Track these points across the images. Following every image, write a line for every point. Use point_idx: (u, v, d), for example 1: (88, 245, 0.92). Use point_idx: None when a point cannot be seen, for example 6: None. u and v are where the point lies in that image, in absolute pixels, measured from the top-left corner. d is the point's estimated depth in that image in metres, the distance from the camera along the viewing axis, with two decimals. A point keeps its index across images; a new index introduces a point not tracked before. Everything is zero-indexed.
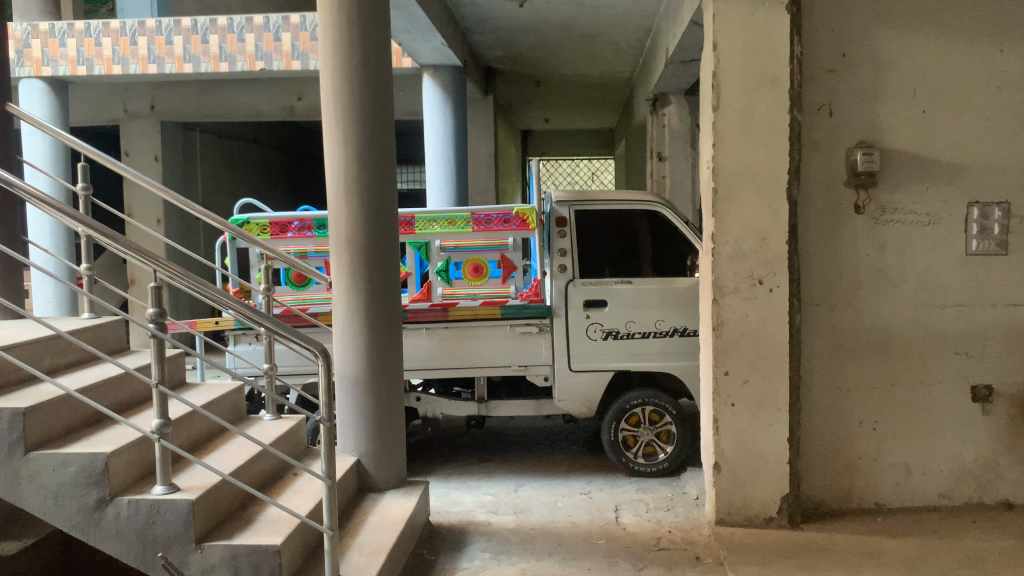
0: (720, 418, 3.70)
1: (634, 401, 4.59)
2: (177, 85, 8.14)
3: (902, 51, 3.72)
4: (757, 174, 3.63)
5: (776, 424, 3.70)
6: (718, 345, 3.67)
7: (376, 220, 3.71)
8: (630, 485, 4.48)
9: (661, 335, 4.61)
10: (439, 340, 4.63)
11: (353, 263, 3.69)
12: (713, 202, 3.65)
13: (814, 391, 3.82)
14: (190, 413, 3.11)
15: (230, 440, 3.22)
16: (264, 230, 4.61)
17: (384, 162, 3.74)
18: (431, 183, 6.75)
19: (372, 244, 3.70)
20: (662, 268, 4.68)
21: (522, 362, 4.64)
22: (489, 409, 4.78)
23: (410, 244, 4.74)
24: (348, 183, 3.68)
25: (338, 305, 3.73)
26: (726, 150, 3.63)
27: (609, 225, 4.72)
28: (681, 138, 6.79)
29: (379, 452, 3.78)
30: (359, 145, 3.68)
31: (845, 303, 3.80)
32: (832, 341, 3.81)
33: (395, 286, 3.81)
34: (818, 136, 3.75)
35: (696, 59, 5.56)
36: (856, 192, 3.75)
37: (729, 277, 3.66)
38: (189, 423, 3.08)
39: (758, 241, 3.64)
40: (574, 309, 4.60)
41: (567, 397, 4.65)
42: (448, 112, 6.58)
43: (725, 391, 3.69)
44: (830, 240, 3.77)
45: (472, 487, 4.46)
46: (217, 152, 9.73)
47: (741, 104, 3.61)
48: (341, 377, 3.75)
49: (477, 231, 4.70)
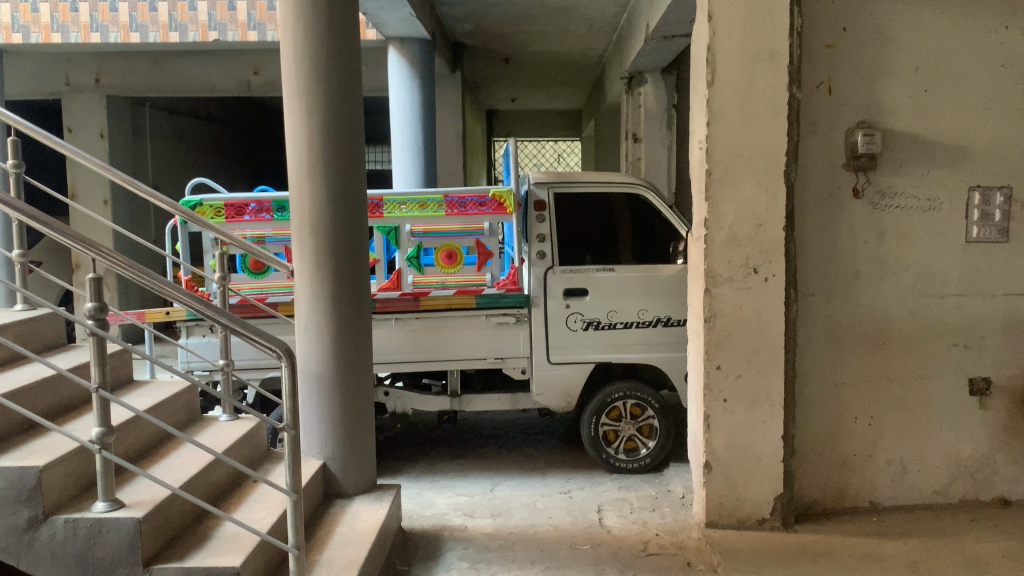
0: (712, 415, 3.49)
1: (616, 394, 4.36)
2: (125, 57, 7.65)
3: (905, 26, 3.51)
4: (754, 155, 3.40)
5: (771, 420, 3.50)
6: (710, 337, 3.45)
7: (343, 203, 3.40)
8: (612, 483, 4.26)
9: (644, 325, 4.39)
10: (409, 330, 4.35)
11: (318, 250, 3.38)
12: (707, 185, 3.41)
13: (810, 385, 3.63)
14: (135, 418, 2.79)
15: (180, 447, 2.91)
16: (218, 212, 4.25)
17: (352, 140, 3.42)
18: (397, 163, 6.41)
19: (339, 230, 3.39)
20: (644, 254, 4.45)
21: (498, 354, 4.39)
22: (462, 404, 4.52)
23: (379, 228, 4.33)
24: (312, 162, 3.36)
25: (301, 295, 3.42)
26: (722, 129, 3.39)
27: (589, 209, 4.48)
28: (657, 120, 6.56)
29: (347, 455, 3.49)
30: (324, 121, 3.35)
31: (842, 293, 3.60)
32: (828, 332, 3.61)
33: (364, 275, 3.51)
34: (816, 115, 3.53)
35: (679, 35, 5.31)
36: (856, 175, 3.55)
37: (722, 266, 3.43)
38: (133, 430, 2.76)
39: (754, 227, 3.42)
40: (554, 298, 4.35)
41: (545, 390, 4.40)
42: (415, 88, 6.24)
43: (717, 386, 3.47)
44: (826, 226, 3.57)
45: (445, 487, 4.20)
46: (168, 128, 9.24)
47: (739, 80, 3.38)
48: (306, 373, 3.45)
49: (451, 214, 4.32)
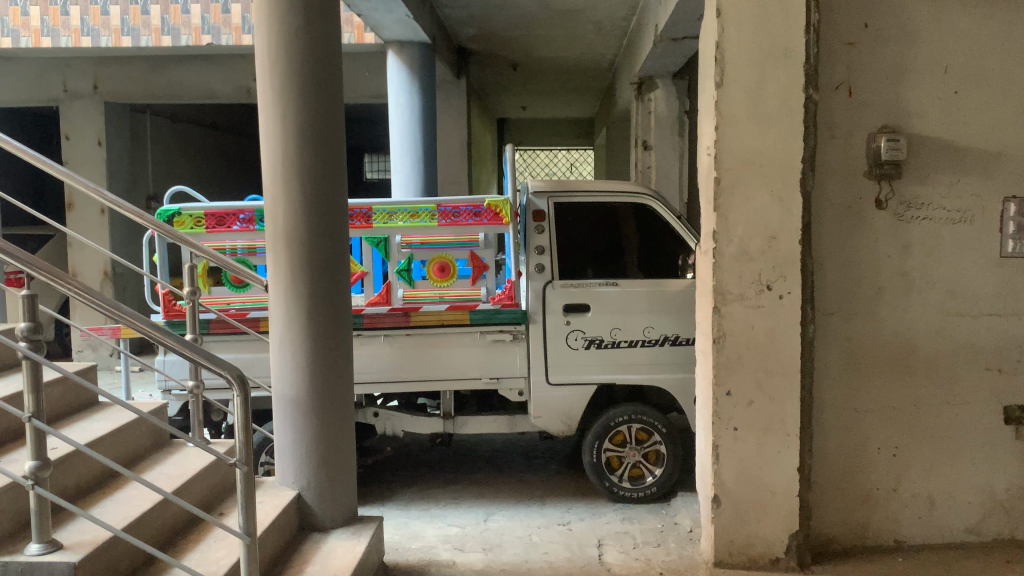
0: (721, 444, 3.20)
1: (620, 418, 4.07)
2: (123, 63, 7.50)
3: (932, 22, 3.22)
4: (766, 161, 3.13)
5: (785, 451, 3.21)
6: (719, 360, 3.17)
7: (320, 212, 3.15)
8: (615, 514, 3.97)
9: (650, 343, 4.11)
10: (399, 348, 4.09)
11: (293, 264, 3.13)
12: (715, 195, 3.14)
13: (829, 412, 3.33)
14: (76, 453, 2.54)
15: (126, 484, 2.65)
16: (198, 222, 4.04)
17: (332, 144, 3.19)
18: (396, 171, 6.17)
19: (316, 242, 3.15)
20: (650, 268, 4.17)
21: (493, 374, 4.12)
22: (456, 426, 4.25)
23: (367, 239, 4.07)
24: (287, 169, 3.12)
25: (276, 312, 3.18)
26: (732, 134, 3.12)
27: (591, 219, 4.21)
28: (668, 126, 6.29)
29: (324, 485, 3.23)
30: (300, 123, 3.11)
31: (864, 312, 3.30)
32: (849, 355, 3.31)
33: (343, 289, 3.25)
34: (835, 119, 3.25)
35: (689, 36, 5.04)
36: (878, 184, 3.25)
37: (733, 282, 3.15)
38: (73, 465, 2.51)
39: (767, 240, 3.14)
40: (553, 315, 4.07)
41: (544, 413, 4.12)
42: (415, 93, 6.01)
43: (726, 413, 3.19)
44: (846, 239, 3.28)
45: (435, 517, 3.93)
46: (170, 136, 9.09)
47: (749, 80, 3.11)
48: (280, 397, 3.19)
49: (443, 225, 4.07)
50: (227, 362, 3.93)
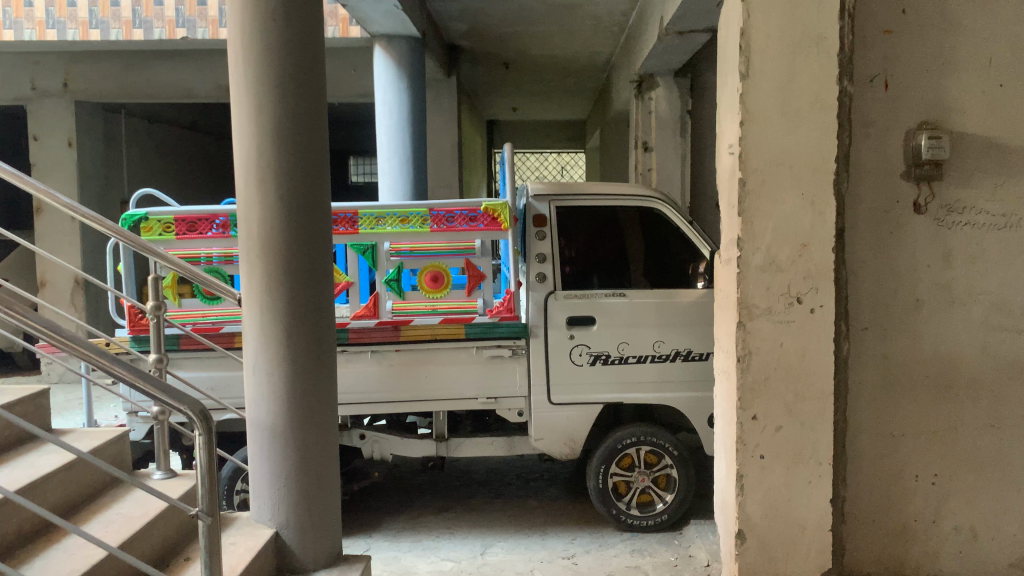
0: (746, 475, 2.89)
1: (628, 440, 3.76)
2: (95, 59, 7.13)
3: (977, 8, 2.92)
4: (796, 161, 2.83)
5: (817, 481, 2.91)
6: (744, 382, 2.87)
7: (299, 217, 2.81)
8: (624, 545, 3.65)
9: (660, 359, 3.80)
10: (388, 366, 3.75)
11: (269, 277, 2.79)
12: (739, 198, 2.84)
13: (862, 437, 3.02)
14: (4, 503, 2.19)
15: (64, 538, 2.30)
16: (167, 228, 3.69)
17: (313, 142, 2.85)
18: (384, 174, 5.84)
19: (295, 251, 2.81)
20: (659, 277, 3.86)
21: (490, 394, 3.79)
22: (450, 449, 3.92)
23: (353, 246, 3.73)
24: (262, 170, 2.79)
25: (251, 329, 2.85)
26: (759, 131, 2.82)
27: (595, 225, 3.89)
28: (669, 127, 6.00)
29: (304, 523, 2.88)
30: (276, 117, 2.77)
31: (901, 327, 3.00)
32: (884, 375, 3.01)
33: (327, 302, 2.92)
34: (870, 114, 2.95)
35: (696, 30, 4.74)
36: (918, 187, 2.95)
37: (759, 295, 2.85)
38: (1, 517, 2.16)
39: (797, 248, 2.85)
40: (556, 328, 3.75)
41: (546, 436, 3.79)
42: (403, 91, 5.69)
43: (752, 440, 2.89)
44: (881, 246, 2.97)
45: (427, 550, 3.60)
46: (146, 137, 8.72)
47: (778, 72, 2.81)
48: (256, 424, 2.86)
49: (436, 231, 3.74)
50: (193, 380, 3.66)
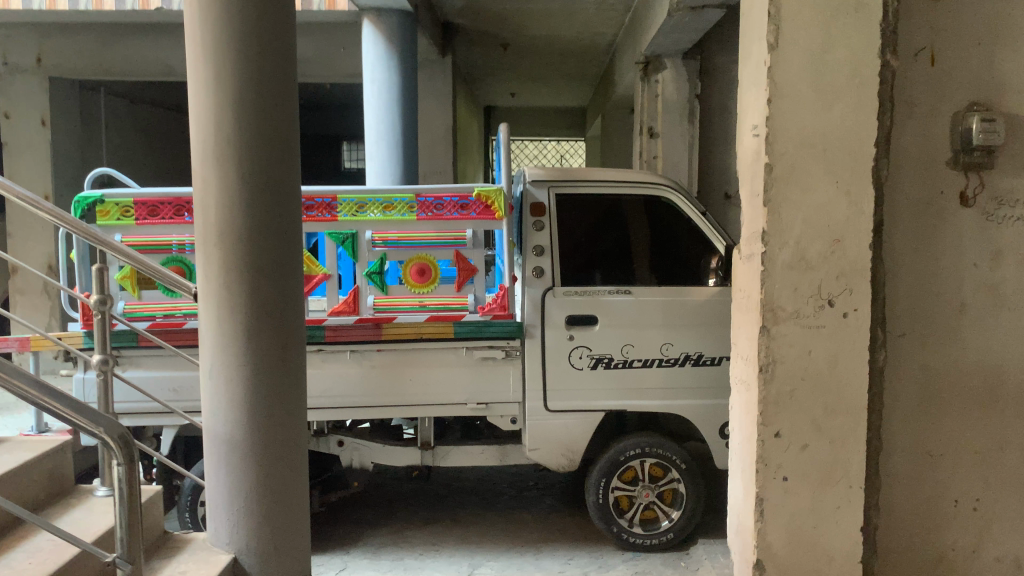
0: (767, 499, 2.56)
1: (631, 451, 3.43)
2: (71, 33, 6.74)
3: None
4: (831, 144, 2.48)
5: (847, 506, 2.58)
6: (767, 394, 2.54)
7: (263, 200, 2.45)
8: (626, 566, 3.33)
9: (667, 363, 3.46)
10: (369, 367, 3.39)
11: (227, 267, 2.44)
12: (764, 185, 2.49)
13: (896, 456, 2.69)
14: None
15: None
16: (126, 212, 3.35)
17: (282, 116, 2.48)
18: (372, 158, 5.49)
19: (258, 240, 2.45)
20: (668, 272, 3.52)
21: (481, 399, 3.43)
22: (436, 459, 3.59)
23: (331, 235, 3.38)
24: (220, 146, 2.43)
25: (208, 328, 2.50)
26: (789, 109, 2.47)
27: (599, 215, 3.55)
28: (676, 111, 5.66)
29: (267, 549, 2.53)
30: (238, 86, 2.40)
31: (942, 334, 2.66)
32: (922, 386, 2.68)
33: (294, 297, 2.57)
34: (911, 93, 2.61)
35: (710, 4, 4.39)
36: (965, 175, 2.61)
37: (786, 296, 2.51)
38: None
39: (830, 244, 2.51)
40: (554, 328, 3.41)
41: (541, 445, 3.46)
42: (393, 67, 5.33)
43: (774, 460, 2.55)
44: (922, 243, 2.64)
45: (409, 569, 3.26)
46: (127, 118, 8.34)
47: (813, 42, 2.46)
48: (213, 435, 2.52)
49: (423, 219, 3.40)
50: (147, 379, 3.32)
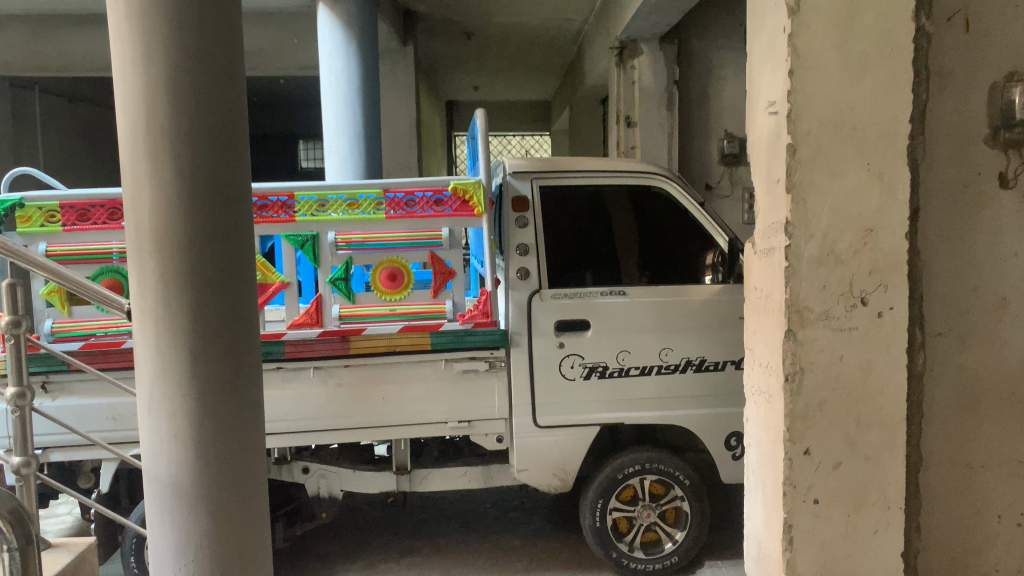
0: (796, 526, 2.25)
1: (631, 469, 3.10)
2: None
3: None
4: (861, 121, 2.18)
5: (884, 530, 2.29)
6: (794, 408, 2.23)
7: (206, 202, 2.06)
8: None
9: (667, 370, 3.15)
10: (335, 386, 3.01)
11: (165, 282, 2.05)
12: (787, 169, 2.18)
13: (934, 470, 2.40)
14: None
15: None
16: (51, 217, 2.93)
17: (226, 101, 2.08)
18: (332, 152, 5.09)
19: (202, 247, 2.06)
20: (665, 271, 3.21)
21: (463, 417, 3.08)
22: (414, 484, 3.24)
23: (289, 238, 3.01)
24: (151, 138, 2.02)
25: (145, 353, 2.10)
26: (813, 81, 2.16)
27: (589, 209, 3.23)
28: (654, 98, 5.37)
29: None
30: (170, 66, 2.00)
31: (984, 332, 2.38)
32: (961, 391, 2.39)
33: (246, 314, 2.18)
34: (943, 63, 2.33)
35: None
36: (1006, 155, 2.33)
37: (814, 295, 2.21)
38: None
39: (861, 235, 2.21)
40: (542, 335, 3.08)
41: (531, 466, 3.12)
42: (351, 55, 4.96)
43: (803, 481, 2.24)
44: (959, 232, 2.35)
45: None
46: (65, 118, 7.84)
47: (839, 5, 2.15)
48: (154, 478, 2.12)
49: (393, 217, 3.04)
50: (80, 408, 2.90)
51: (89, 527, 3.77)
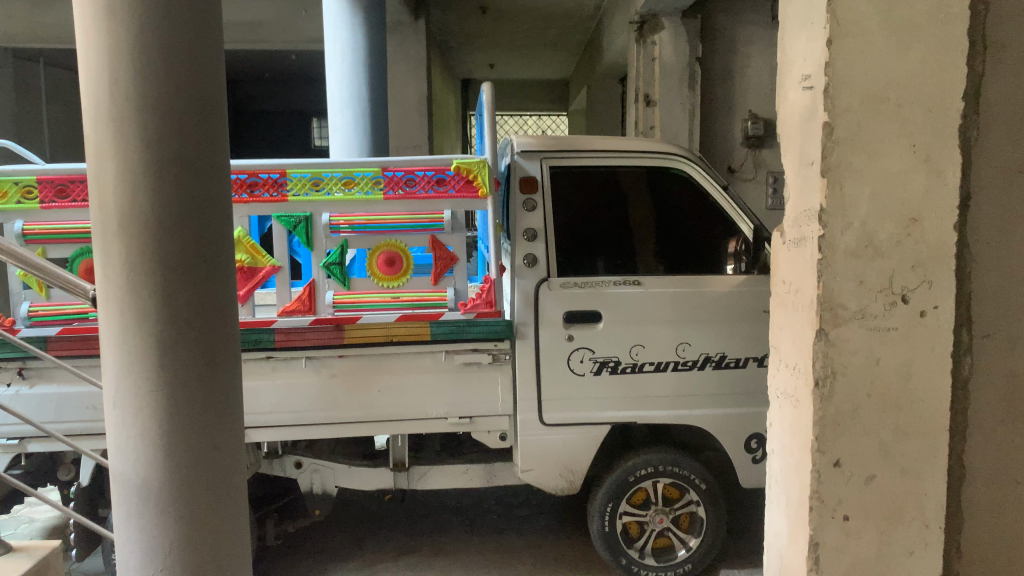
0: (823, 543, 2.04)
1: (643, 471, 2.90)
2: None
3: None
4: (907, 97, 1.95)
5: (921, 550, 2.08)
6: (824, 415, 2.01)
7: (177, 178, 1.84)
8: None
9: (683, 366, 2.94)
10: (328, 377, 2.82)
11: (131, 266, 1.84)
12: (823, 150, 1.96)
13: (978, 484, 2.18)
14: None
15: None
16: (28, 193, 2.76)
17: (201, 65, 1.86)
18: (336, 129, 4.88)
19: (172, 227, 1.84)
20: (684, 260, 2.99)
21: (464, 413, 2.88)
22: (412, 482, 3.05)
23: (280, 219, 2.81)
24: (116, 107, 1.80)
25: (110, 345, 1.90)
26: (854, 51, 1.93)
27: (602, 192, 3.01)
28: (676, 75, 5.12)
29: None
30: (135, 25, 1.77)
31: None
32: (1010, 398, 2.16)
33: (224, 303, 1.97)
34: (1001, 32, 2.09)
35: None
36: None
37: (849, 291, 1.98)
38: None
39: (904, 224, 1.98)
40: (550, 327, 2.87)
41: (537, 465, 2.93)
42: (357, 27, 4.75)
43: (832, 496, 2.03)
44: (1013, 222, 2.12)
45: None
46: (72, 92, 7.71)
47: None
48: (120, 481, 1.92)
49: (391, 198, 2.84)
50: (57, 399, 2.73)
51: (68, 528, 3.65)
